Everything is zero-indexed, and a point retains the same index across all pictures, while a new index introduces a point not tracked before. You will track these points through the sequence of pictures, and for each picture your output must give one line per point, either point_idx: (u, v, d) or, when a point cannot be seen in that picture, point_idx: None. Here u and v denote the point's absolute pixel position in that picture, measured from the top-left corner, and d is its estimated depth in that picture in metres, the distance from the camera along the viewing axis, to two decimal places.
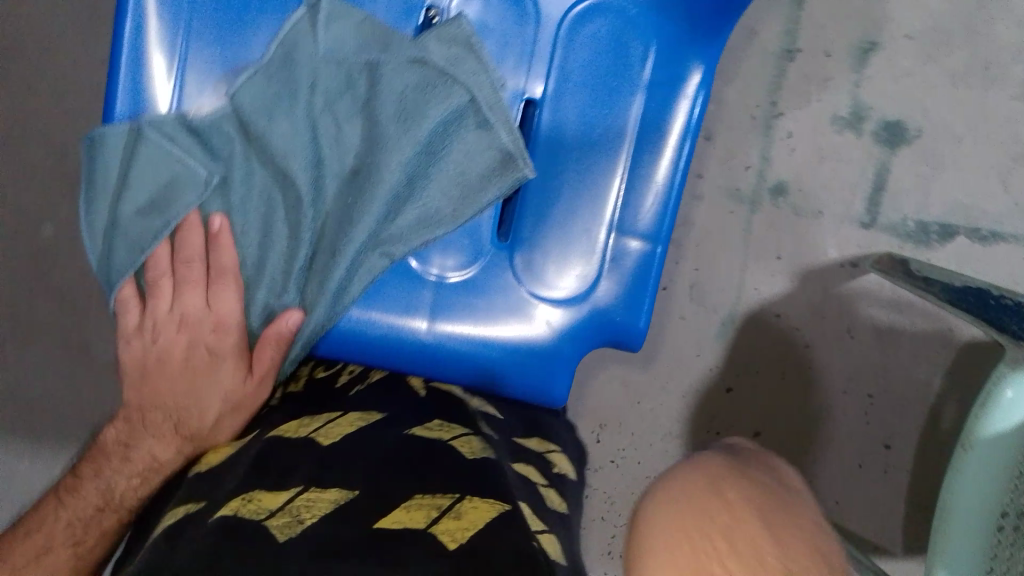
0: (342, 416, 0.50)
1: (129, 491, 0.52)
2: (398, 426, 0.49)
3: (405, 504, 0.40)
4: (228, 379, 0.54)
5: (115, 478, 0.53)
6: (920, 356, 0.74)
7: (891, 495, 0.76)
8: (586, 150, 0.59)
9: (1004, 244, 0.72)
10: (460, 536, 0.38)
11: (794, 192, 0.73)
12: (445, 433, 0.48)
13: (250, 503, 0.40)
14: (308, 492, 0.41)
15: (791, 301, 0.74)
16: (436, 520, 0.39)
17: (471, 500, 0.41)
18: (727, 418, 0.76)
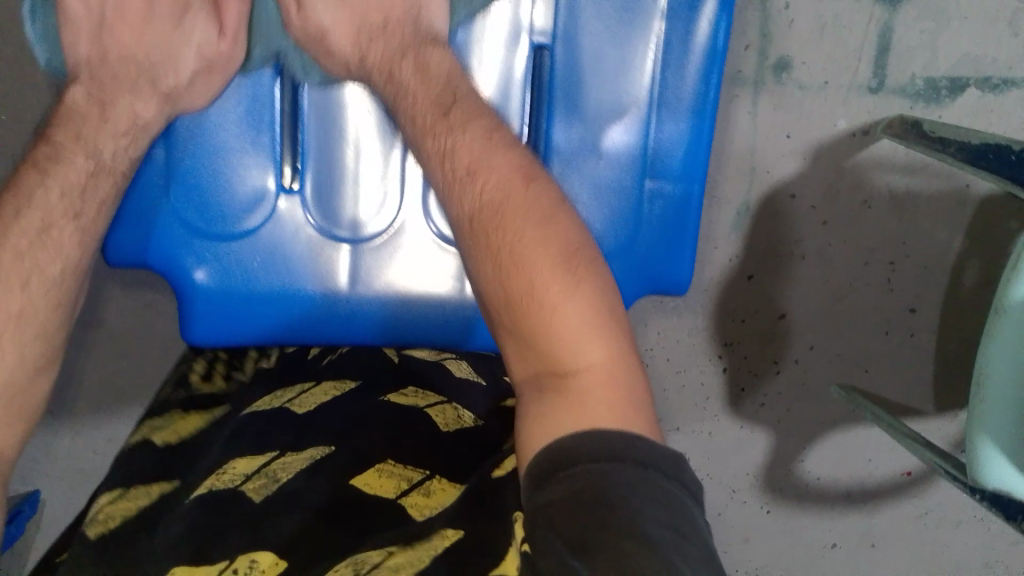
0: (317, 386, 0.61)
1: (120, 150, 0.56)
2: (373, 395, 0.59)
3: (379, 468, 0.51)
4: (201, 32, 0.58)
5: (97, 142, 0.56)
6: (937, 217, 0.74)
7: (919, 359, 0.78)
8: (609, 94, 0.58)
9: (1015, 89, 0.70)
10: (428, 506, 0.48)
11: (797, 67, 0.69)
12: (419, 400, 0.58)
13: (227, 473, 0.51)
14: (283, 456, 0.53)
15: (805, 181, 0.73)
16: (404, 491, 0.49)
17: (440, 480, 0.50)
18: (751, 305, 0.76)
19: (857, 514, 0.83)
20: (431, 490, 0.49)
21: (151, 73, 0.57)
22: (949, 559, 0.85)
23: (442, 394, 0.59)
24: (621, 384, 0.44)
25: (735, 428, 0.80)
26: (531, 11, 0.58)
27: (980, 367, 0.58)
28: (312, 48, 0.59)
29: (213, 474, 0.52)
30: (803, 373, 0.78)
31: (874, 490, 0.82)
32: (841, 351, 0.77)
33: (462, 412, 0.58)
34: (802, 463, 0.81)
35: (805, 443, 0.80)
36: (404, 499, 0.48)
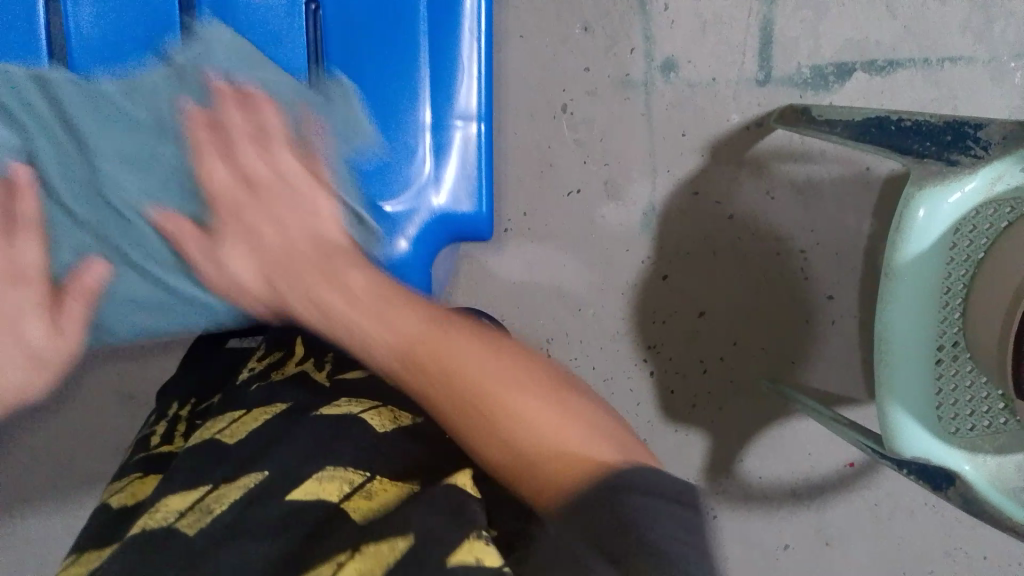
0: (248, 414, 0.53)
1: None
2: (304, 411, 0.51)
3: (318, 475, 0.44)
4: None
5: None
6: (844, 201, 0.75)
7: (846, 346, 0.78)
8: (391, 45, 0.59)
9: (902, 69, 0.72)
10: (371, 510, 0.40)
11: (684, 66, 0.71)
12: (354, 407, 0.51)
13: (159, 512, 0.44)
14: (219, 487, 0.45)
15: (708, 176, 0.73)
16: (347, 494, 0.42)
17: (381, 480, 0.43)
18: (670, 305, 0.76)
19: (807, 512, 0.82)
20: (374, 493, 0.42)
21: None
22: (911, 549, 0.83)
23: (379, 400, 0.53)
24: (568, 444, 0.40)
25: (671, 432, 0.79)
26: None
27: (880, 332, 0.57)
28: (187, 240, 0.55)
29: (145, 517, 0.45)
30: (729, 371, 0.77)
31: (820, 484, 0.81)
32: (764, 344, 0.77)
33: (401, 414, 0.51)
34: (743, 463, 0.80)
35: (744, 440, 0.79)
36: (345, 504, 0.41)
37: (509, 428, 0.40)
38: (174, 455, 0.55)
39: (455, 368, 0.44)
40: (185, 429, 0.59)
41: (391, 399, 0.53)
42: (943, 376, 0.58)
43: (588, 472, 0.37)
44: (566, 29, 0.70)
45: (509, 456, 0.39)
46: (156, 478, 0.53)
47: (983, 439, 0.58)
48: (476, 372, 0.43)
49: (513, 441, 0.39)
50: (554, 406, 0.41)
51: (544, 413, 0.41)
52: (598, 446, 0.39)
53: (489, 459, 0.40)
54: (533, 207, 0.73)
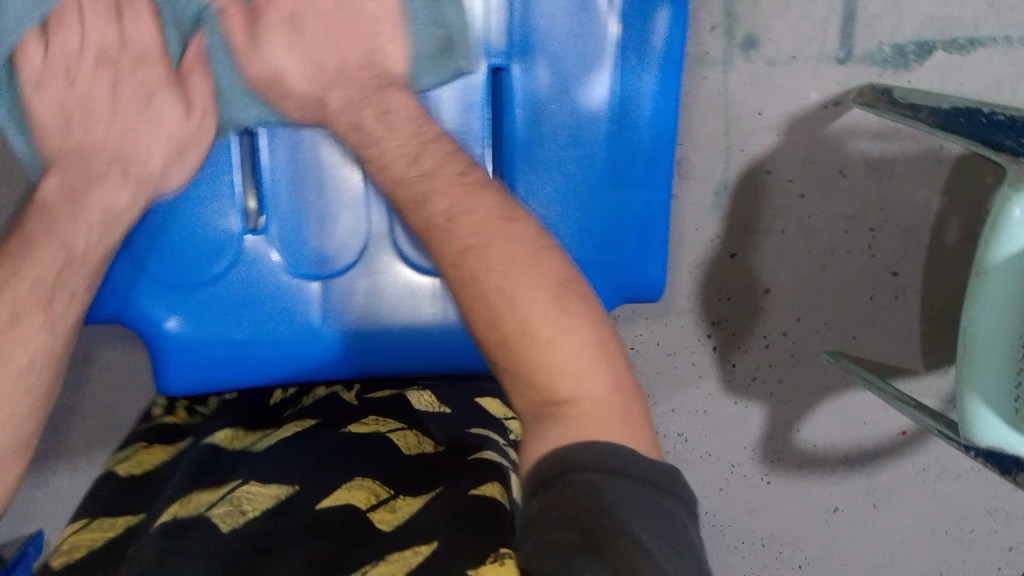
0: (282, 428, 0.63)
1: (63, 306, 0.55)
2: (335, 429, 0.61)
3: (346, 485, 0.54)
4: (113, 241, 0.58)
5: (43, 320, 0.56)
6: (914, 179, 0.74)
7: (907, 321, 0.79)
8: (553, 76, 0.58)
9: (982, 48, 0.70)
10: (392, 519, 0.50)
11: (765, 44, 0.69)
12: (381, 426, 0.60)
13: (192, 502, 0.53)
14: (248, 485, 0.55)
15: (781, 154, 0.73)
16: (374, 505, 0.52)
17: (403, 496, 0.52)
18: (737, 282, 0.76)
19: (857, 478, 0.84)
20: (398, 507, 0.51)
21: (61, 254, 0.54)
22: (957, 512, 0.86)
23: (401, 420, 0.62)
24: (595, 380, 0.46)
25: (730, 404, 0.81)
26: (486, 33, 0.57)
27: (965, 325, 0.59)
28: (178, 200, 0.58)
29: (178, 506, 0.53)
30: (792, 344, 0.79)
31: (873, 451, 0.83)
32: (828, 319, 0.78)
33: (425, 439, 0.59)
34: (799, 432, 0.82)
35: (801, 412, 0.81)
36: (370, 514, 0.51)
37: (533, 352, 0.46)
38: (181, 432, 0.67)
39: (525, 315, 0.47)
40: (186, 404, 0.72)
41: (416, 425, 0.61)
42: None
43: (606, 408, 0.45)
44: None
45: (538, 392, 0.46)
46: (167, 449, 0.64)
47: None
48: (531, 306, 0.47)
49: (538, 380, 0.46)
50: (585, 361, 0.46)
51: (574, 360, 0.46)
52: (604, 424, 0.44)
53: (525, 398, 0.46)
54: None
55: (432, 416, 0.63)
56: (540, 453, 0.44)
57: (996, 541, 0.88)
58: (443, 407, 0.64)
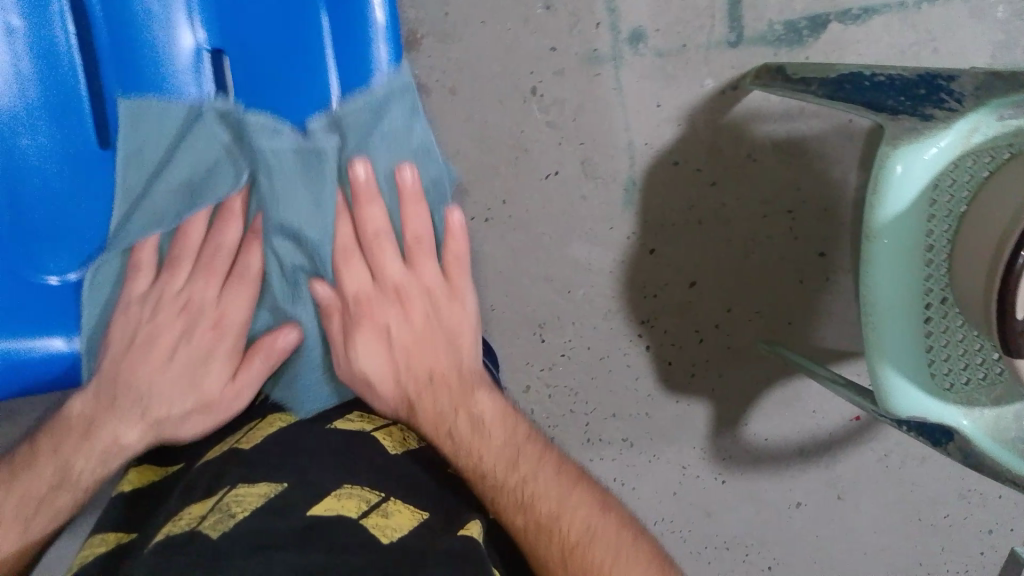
0: (266, 420, 0.56)
1: (91, 467, 0.54)
2: (319, 423, 0.55)
3: (337, 491, 0.47)
4: (212, 382, 0.57)
5: (71, 458, 0.54)
6: (830, 155, 0.73)
7: (842, 302, 0.77)
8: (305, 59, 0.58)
9: (879, 16, 0.70)
10: (391, 530, 0.45)
11: (652, 35, 0.69)
12: (367, 425, 0.57)
13: (182, 519, 0.44)
14: (236, 489, 0.46)
15: (686, 144, 0.72)
16: (366, 512, 0.46)
17: (395, 503, 0.48)
18: (659, 278, 0.75)
19: (817, 469, 0.82)
20: (390, 513, 0.47)
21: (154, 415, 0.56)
22: (927, 498, 0.83)
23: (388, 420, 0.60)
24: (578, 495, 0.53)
25: (672, 403, 0.79)
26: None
27: (867, 296, 0.55)
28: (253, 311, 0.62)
29: (166, 524, 0.44)
30: (725, 336, 0.77)
31: (827, 440, 0.81)
32: (758, 308, 0.77)
33: (409, 435, 0.59)
34: (749, 426, 0.80)
35: (746, 405, 0.79)
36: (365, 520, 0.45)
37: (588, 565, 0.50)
38: (177, 450, 0.59)
39: (573, 543, 0.51)
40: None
41: (406, 421, 0.61)
42: (935, 335, 0.57)
43: (644, 560, 0.51)
44: (528, 8, 0.67)
45: (576, 550, 0.50)
46: (162, 471, 0.57)
47: (979, 391, 0.58)
48: (541, 491, 0.53)
49: (581, 546, 0.50)
50: (633, 565, 0.50)
51: (583, 506, 0.53)
52: (629, 547, 0.51)
53: (547, 565, 0.50)
54: (512, 193, 0.72)
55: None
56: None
57: (975, 526, 0.84)
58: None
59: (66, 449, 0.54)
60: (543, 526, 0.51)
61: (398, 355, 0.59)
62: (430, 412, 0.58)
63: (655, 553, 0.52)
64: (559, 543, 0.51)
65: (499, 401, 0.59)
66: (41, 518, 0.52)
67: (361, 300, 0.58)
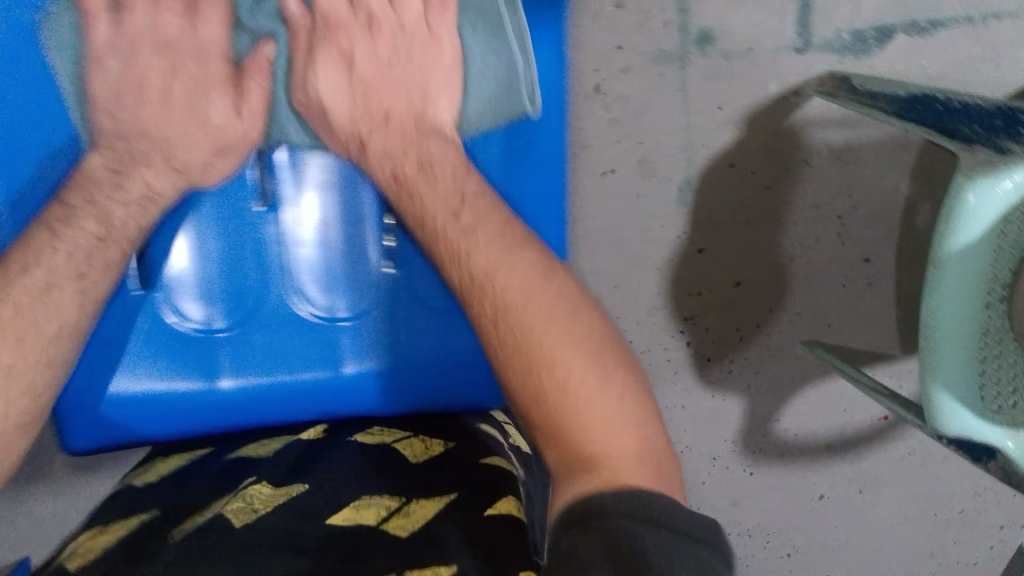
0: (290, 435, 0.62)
1: (132, 217, 0.54)
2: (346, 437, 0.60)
3: (354, 502, 0.51)
4: (218, 114, 0.54)
5: (111, 205, 0.53)
6: (883, 165, 0.74)
7: (881, 307, 0.78)
8: (547, 142, 0.59)
9: (944, 30, 0.70)
10: (411, 524, 0.48)
11: (720, 36, 0.69)
12: (387, 437, 0.60)
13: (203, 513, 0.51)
14: (256, 485, 0.53)
15: (742, 148, 0.72)
16: (385, 516, 0.49)
17: (417, 500, 0.51)
18: (705, 277, 0.76)
19: (842, 465, 0.84)
20: (412, 511, 0.50)
21: (165, 148, 0.54)
22: (944, 495, 0.86)
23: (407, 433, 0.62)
24: (586, 325, 0.46)
25: (708, 398, 0.81)
26: None
27: (926, 318, 0.57)
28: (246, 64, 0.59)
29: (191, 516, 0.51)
30: (764, 335, 0.79)
31: (855, 438, 0.83)
32: (799, 308, 0.78)
33: (432, 442, 0.60)
34: (780, 422, 0.82)
35: (780, 403, 0.81)
36: (386, 524, 0.49)
37: (562, 410, 0.43)
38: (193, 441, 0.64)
39: (520, 321, 0.45)
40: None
41: (424, 430, 0.62)
42: (991, 365, 0.58)
43: (634, 451, 0.43)
44: (598, 5, 0.67)
45: (583, 442, 0.43)
46: (184, 455, 0.61)
47: None
48: (529, 313, 0.46)
49: (548, 394, 0.44)
50: (609, 401, 0.44)
51: (587, 378, 0.44)
52: (612, 412, 0.44)
53: (542, 429, 0.44)
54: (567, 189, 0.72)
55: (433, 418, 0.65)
56: (569, 483, 0.42)
57: (987, 521, 0.87)
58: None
59: (103, 191, 0.53)
60: (548, 389, 0.44)
61: (357, 76, 0.55)
62: (390, 100, 0.55)
63: (649, 449, 0.44)
64: (533, 393, 0.44)
65: (466, 172, 0.53)
66: (70, 301, 0.51)
67: (331, 19, 0.54)
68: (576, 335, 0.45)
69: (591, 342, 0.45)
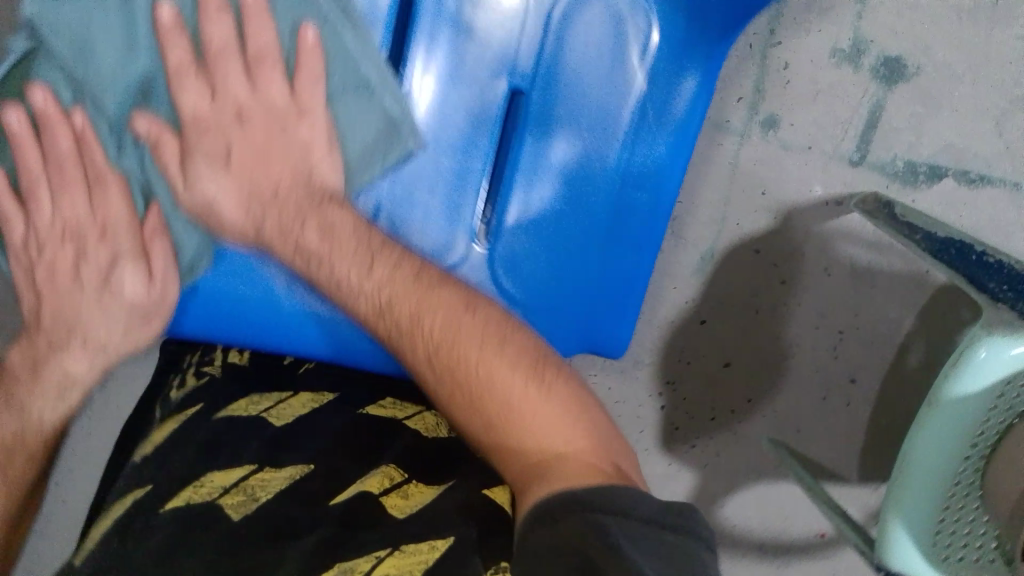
0: (295, 397, 0.61)
1: (49, 406, 0.58)
2: (350, 408, 0.60)
3: (357, 478, 0.52)
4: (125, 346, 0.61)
5: (27, 398, 0.58)
6: (894, 296, 0.75)
7: (850, 427, 0.79)
8: (631, 253, 0.65)
9: (990, 187, 0.70)
10: (406, 504, 0.49)
11: (785, 127, 0.70)
12: (398, 413, 0.60)
13: (204, 486, 0.51)
14: (261, 471, 0.52)
15: (772, 238, 0.73)
16: (385, 489, 0.51)
17: (416, 483, 0.52)
18: (699, 349, 0.77)
19: (768, 567, 0.84)
20: (409, 492, 0.51)
21: (71, 329, 0.59)
22: None
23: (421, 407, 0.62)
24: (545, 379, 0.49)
25: (663, 463, 0.81)
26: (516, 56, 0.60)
27: (905, 451, 0.58)
28: (181, 170, 0.58)
29: (189, 488, 0.51)
30: (735, 422, 0.79)
31: (788, 545, 0.83)
32: (776, 407, 0.79)
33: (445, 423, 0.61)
34: (722, 508, 0.82)
35: (728, 489, 0.82)
36: (383, 497, 0.50)
37: (515, 423, 0.47)
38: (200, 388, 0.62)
39: (468, 375, 0.48)
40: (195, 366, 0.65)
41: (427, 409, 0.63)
42: (952, 508, 0.59)
43: (584, 437, 0.47)
44: None
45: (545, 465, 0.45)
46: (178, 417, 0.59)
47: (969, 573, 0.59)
48: (495, 376, 0.48)
49: (509, 428, 0.47)
50: (556, 416, 0.47)
51: (545, 406, 0.47)
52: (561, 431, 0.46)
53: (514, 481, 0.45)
54: None
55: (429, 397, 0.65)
56: (530, 504, 0.43)
57: None
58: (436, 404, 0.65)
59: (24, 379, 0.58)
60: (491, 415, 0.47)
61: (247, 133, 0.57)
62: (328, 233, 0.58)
63: (601, 446, 0.47)
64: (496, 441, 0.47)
65: (408, 272, 0.54)
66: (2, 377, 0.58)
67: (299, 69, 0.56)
68: (518, 357, 0.49)
69: (526, 366, 0.49)
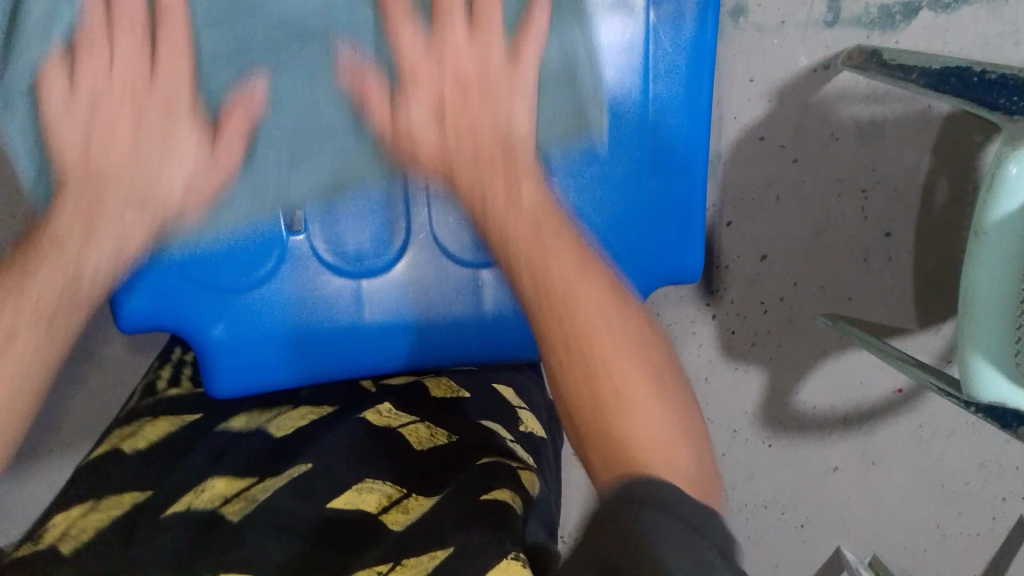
0: (295, 411, 0.63)
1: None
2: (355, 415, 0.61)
3: (358, 485, 0.52)
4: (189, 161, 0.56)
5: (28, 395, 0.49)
6: (905, 141, 0.74)
7: (899, 279, 0.79)
8: (693, 163, 0.58)
9: (968, 6, 0.70)
10: (401, 519, 0.49)
11: (754, 10, 0.70)
12: (394, 423, 0.59)
13: (206, 492, 0.52)
14: (261, 480, 0.54)
15: (772, 122, 0.73)
16: (385, 507, 0.50)
17: (416, 495, 0.51)
18: (731, 250, 0.78)
19: (854, 437, 0.86)
20: (409, 506, 0.50)
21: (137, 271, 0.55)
22: (954, 471, 0.86)
23: (417, 416, 0.61)
24: (675, 433, 0.42)
25: (730, 370, 0.82)
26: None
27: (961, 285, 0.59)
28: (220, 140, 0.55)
29: (193, 492, 0.53)
30: (788, 310, 0.80)
31: (869, 410, 0.84)
32: (823, 284, 0.79)
33: (438, 431, 0.59)
34: (797, 395, 0.83)
35: (800, 374, 0.83)
36: (382, 516, 0.49)
37: (606, 427, 0.41)
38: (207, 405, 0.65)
39: (602, 393, 0.42)
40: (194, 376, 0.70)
41: (431, 416, 0.61)
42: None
43: (688, 459, 0.41)
44: None
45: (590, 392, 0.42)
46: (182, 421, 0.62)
47: None
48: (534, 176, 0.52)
49: (605, 404, 0.41)
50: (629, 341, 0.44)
51: (621, 352, 0.43)
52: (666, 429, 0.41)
53: (573, 394, 0.42)
54: None
55: (445, 401, 0.63)
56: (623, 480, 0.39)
57: (993, 498, 0.87)
58: (459, 394, 0.64)
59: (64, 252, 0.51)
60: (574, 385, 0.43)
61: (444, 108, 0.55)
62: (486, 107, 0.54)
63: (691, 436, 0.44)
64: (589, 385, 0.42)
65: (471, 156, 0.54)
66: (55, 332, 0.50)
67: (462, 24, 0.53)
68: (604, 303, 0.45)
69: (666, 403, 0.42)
